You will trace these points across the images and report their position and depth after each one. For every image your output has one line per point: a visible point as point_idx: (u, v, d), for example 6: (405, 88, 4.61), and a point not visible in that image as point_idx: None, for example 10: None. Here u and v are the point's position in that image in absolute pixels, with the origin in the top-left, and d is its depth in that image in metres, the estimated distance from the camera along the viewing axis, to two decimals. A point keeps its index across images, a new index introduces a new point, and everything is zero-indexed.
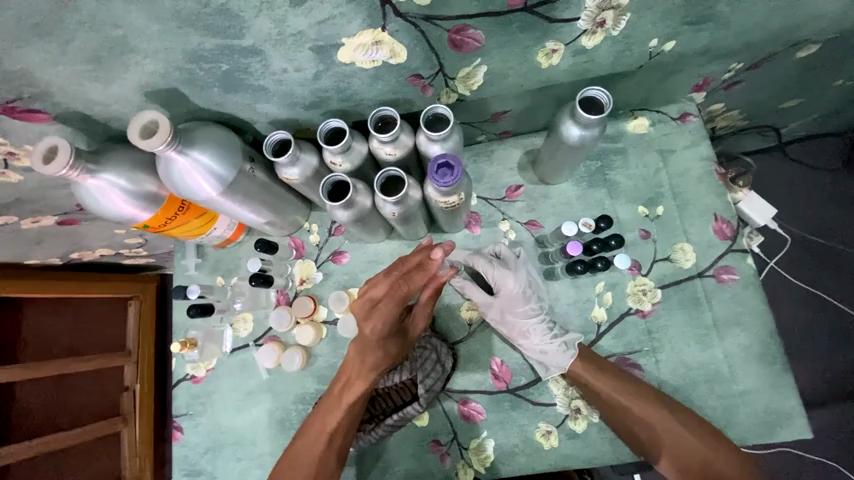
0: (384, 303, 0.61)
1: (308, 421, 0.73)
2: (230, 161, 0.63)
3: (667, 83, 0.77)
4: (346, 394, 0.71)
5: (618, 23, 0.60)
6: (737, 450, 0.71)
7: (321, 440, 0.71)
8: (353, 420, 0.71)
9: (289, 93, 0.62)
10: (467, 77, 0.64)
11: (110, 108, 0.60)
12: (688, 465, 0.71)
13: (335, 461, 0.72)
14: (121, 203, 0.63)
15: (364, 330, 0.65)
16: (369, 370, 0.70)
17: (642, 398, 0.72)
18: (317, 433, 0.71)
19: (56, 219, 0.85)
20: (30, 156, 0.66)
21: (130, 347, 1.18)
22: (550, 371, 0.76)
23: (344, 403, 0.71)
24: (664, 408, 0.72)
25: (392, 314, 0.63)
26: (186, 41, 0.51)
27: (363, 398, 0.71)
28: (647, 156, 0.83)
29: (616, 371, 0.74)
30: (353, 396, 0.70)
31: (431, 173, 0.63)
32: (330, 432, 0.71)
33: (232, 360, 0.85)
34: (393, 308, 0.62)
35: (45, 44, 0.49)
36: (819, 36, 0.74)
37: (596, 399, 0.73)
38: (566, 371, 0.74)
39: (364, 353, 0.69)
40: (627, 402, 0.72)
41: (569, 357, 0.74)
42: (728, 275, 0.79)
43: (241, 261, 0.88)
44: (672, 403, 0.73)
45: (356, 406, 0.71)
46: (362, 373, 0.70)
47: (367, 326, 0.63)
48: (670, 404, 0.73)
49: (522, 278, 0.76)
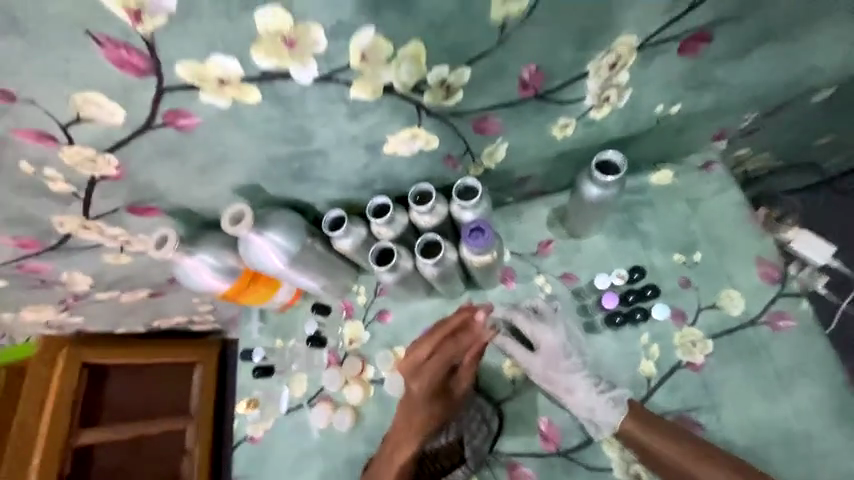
0: (433, 362, 0.68)
1: None
2: (295, 238, 0.75)
3: (682, 139, 0.82)
4: (396, 459, 0.71)
5: (621, 97, 0.69)
6: None
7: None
8: None
9: (343, 180, 0.74)
10: (490, 154, 0.74)
11: (206, 203, 0.75)
12: None
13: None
14: (209, 277, 0.76)
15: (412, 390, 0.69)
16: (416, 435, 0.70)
17: (706, 461, 0.66)
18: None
19: (149, 291, 1.04)
20: (140, 243, 0.83)
21: (193, 411, 1.28)
22: (601, 431, 0.73)
23: (395, 467, 0.71)
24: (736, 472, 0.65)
25: (438, 373, 0.68)
26: (269, 149, 0.65)
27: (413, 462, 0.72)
28: (675, 206, 0.85)
29: (673, 430, 0.69)
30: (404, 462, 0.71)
31: (465, 236, 0.72)
32: None
33: (288, 420, 0.90)
34: (439, 367, 0.68)
35: (170, 162, 0.65)
36: (829, 83, 0.77)
37: (654, 462, 0.69)
38: (619, 432, 0.71)
39: (411, 416, 0.71)
40: (688, 465, 0.67)
41: (620, 418, 0.71)
42: (784, 322, 0.75)
43: (297, 323, 0.96)
44: (748, 469, 0.66)
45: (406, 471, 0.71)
46: (410, 439, 0.71)
47: (415, 384, 0.68)
48: (748, 471, 0.65)
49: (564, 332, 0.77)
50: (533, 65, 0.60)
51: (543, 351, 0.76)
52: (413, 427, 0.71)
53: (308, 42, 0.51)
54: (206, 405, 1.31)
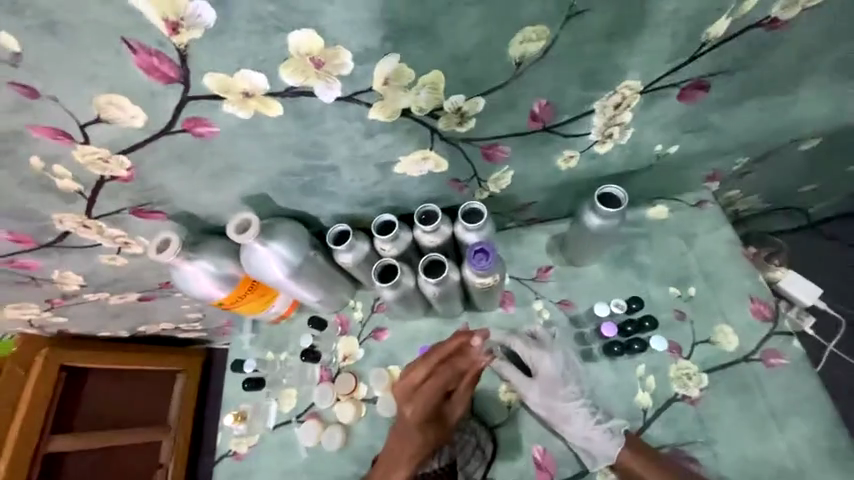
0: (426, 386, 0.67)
1: None
2: (299, 249, 0.75)
3: (679, 176, 0.85)
4: None
5: (624, 134, 0.71)
6: None
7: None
8: None
9: (351, 195, 0.75)
10: (497, 179, 0.76)
11: (212, 209, 0.74)
12: None
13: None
14: (207, 284, 0.75)
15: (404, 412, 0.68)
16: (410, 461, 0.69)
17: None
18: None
19: (139, 295, 1.03)
20: (138, 245, 0.83)
21: (171, 422, 1.29)
22: (596, 459, 0.73)
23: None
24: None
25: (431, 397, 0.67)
26: (281, 161, 0.66)
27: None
28: (671, 240, 0.88)
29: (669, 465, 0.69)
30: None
31: (468, 257, 0.72)
32: None
33: (274, 436, 0.87)
34: (434, 392, 0.67)
35: (181, 167, 0.65)
36: (816, 134, 0.82)
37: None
38: (616, 464, 0.71)
39: (405, 441, 0.70)
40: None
41: (617, 449, 0.71)
42: (777, 360, 0.76)
43: (290, 336, 0.95)
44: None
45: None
46: (401, 463, 0.70)
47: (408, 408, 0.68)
48: None
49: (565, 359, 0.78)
50: (543, 99, 0.63)
51: (541, 377, 0.76)
52: (405, 453, 0.70)
53: (336, 63, 0.53)
54: (184, 418, 1.32)
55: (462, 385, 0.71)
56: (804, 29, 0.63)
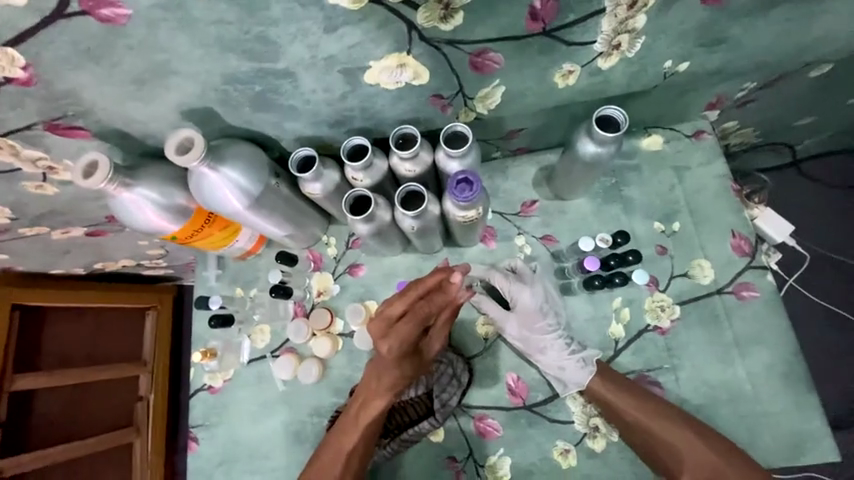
0: (404, 323, 0.63)
1: (323, 443, 0.73)
2: (256, 176, 0.65)
3: (680, 102, 0.78)
4: (364, 415, 0.70)
5: (633, 46, 0.62)
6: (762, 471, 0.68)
7: (339, 460, 0.71)
8: (370, 442, 0.71)
9: (315, 112, 0.64)
10: (486, 97, 0.66)
11: (147, 125, 0.62)
12: None
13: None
14: (150, 214, 0.66)
15: (379, 349, 0.64)
16: (387, 394, 0.70)
17: (662, 417, 0.71)
18: (333, 456, 0.71)
19: (85, 230, 0.92)
20: (68, 171, 0.70)
21: (146, 359, 1.26)
22: (568, 386, 0.75)
23: (361, 423, 0.70)
24: (687, 428, 0.70)
25: (408, 334, 0.63)
26: (224, 63, 0.53)
27: (379, 420, 0.71)
28: (662, 173, 0.83)
29: (634, 387, 0.73)
30: (369, 420, 0.70)
31: (450, 188, 0.65)
32: (347, 454, 0.71)
33: (248, 371, 0.86)
34: (412, 328, 0.63)
35: (95, 67, 0.52)
36: (831, 57, 0.75)
37: (619, 420, 0.72)
38: (586, 390, 0.74)
39: (381, 375, 0.69)
40: (647, 419, 0.71)
41: (588, 374, 0.73)
42: (748, 293, 0.78)
43: (260, 272, 0.89)
44: (696, 424, 0.71)
45: (372, 427, 0.71)
46: (378, 394, 0.70)
47: (384, 345, 0.63)
48: (694, 424, 0.71)
49: (543, 294, 0.77)
50: None
51: (518, 311, 0.76)
52: (381, 386, 0.69)
53: None
54: (161, 354, 1.29)
55: (440, 319, 0.68)
56: None
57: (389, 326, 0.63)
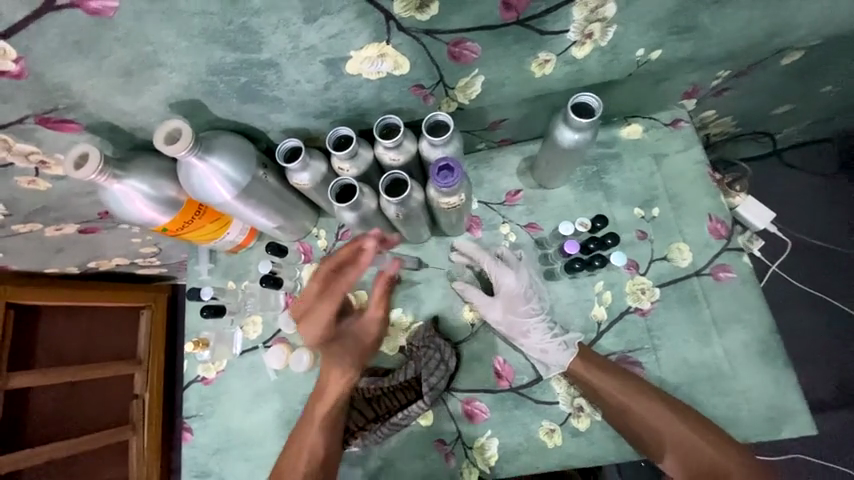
0: (319, 303, 0.75)
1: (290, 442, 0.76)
2: (244, 167, 0.67)
3: (657, 90, 0.81)
4: (320, 406, 0.75)
5: (605, 34, 0.64)
6: (738, 445, 0.72)
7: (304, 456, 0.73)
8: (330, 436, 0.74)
9: (300, 103, 0.66)
10: (466, 86, 0.68)
11: (137, 118, 0.64)
12: (691, 462, 0.72)
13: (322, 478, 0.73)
14: (144, 207, 0.67)
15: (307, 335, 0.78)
16: (337, 385, 0.75)
17: (642, 397, 0.73)
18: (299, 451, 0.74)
19: (78, 226, 0.93)
20: (60, 165, 0.72)
21: (141, 356, 1.29)
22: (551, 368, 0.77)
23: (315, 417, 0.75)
24: (667, 408, 0.73)
25: (328, 314, 0.76)
26: (210, 55, 0.55)
27: (337, 414, 0.76)
28: (641, 161, 0.86)
29: (614, 368, 0.76)
30: (325, 413, 0.75)
31: (432, 175, 0.67)
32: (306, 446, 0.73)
33: (241, 361, 0.88)
34: (329, 299, 0.75)
35: (83, 59, 0.53)
36: (800, 44, 0.78)
37: (599, 399, 0.74)
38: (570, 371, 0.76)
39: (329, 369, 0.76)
40: (627, 396, 0.73)
41: (568, 354, 0.76)
42: (725, 274, 0.80)
43: (252, 265, 0.91)
44: (676, 404, 0.73)
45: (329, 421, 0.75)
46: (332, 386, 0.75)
47: (308, 329, 0.77)
48: (674, 403, 0.73)
49: (526, 279, 0.80)
50: None
51: (502, 293, 0.80)
52: (330, 379, 0.75)
53: None
54: (156, 352, 1.32)
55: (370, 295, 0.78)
56: None
57: (303, 313, 0.77)
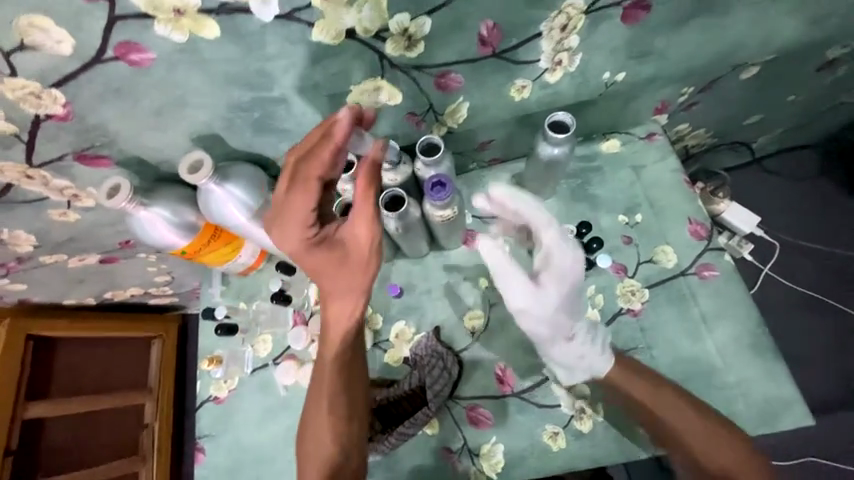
0: (293, 199, 0.61)
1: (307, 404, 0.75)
2: (257, 192, 0.74)
3: (629, 107, 0.89)
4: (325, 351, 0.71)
5: (573, 61, 0.72)
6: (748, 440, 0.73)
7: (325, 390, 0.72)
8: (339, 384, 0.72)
9: (307, 133, 0.74)
10: (453, 112, 0.77)
11: (162, 152, 0.72)
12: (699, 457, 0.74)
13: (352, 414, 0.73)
14: (166, 231, 0.74)
15: (287, 243, 0.65)
16: (341, 319, 0.67)
17: (651, 395, 0.74)
18: (317, 391, 0.73)
19: (99, 256, 1.00)
20: (91, 197, 0.79)
21: (152, 385, 1.33)
22: (577, 374, 0.78)
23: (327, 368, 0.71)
24: (677, 407, 0.73)
25: (303, 207, 0.61)
26: (228, 95, 0.63)
27: (349, 348, 0.72)
28: (621, 172, 0.93)
29: (634, 364, 0.77)
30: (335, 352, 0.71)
31: (427, 191, 0.74)
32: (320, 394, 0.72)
33: (252, 379, 0.91)
34: (301, 194, 0.61)
35: (120, 103, 0.61)
36: (754, 61, 0.86)
37: (610, 388, 0.77)
38: (599, 375, 0.77)
39: (328, 299, 0.67)
40: (638, 392, 0.75)
41: (605, 367, 0.76)
42: (709, 272, 0.85)
43: (262, 286, 0.96)
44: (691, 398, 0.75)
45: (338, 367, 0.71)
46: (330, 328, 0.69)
47: (285, 232, 0.64)
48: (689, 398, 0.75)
49: (582, 274, 0.75)
50: (490, 21, 0.62)
51: (557, 283, 0.73)
52: (334, 314, 0.68)
53: None
54: (165, 381, 1.36)
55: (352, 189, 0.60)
56: None
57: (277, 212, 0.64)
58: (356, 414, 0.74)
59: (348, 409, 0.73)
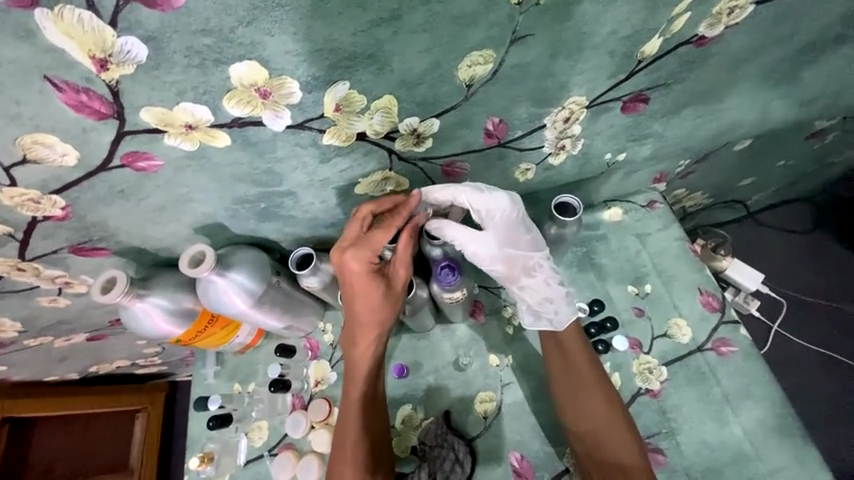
0: (366, 240, 0.65)
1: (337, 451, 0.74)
2: (260, 277, 0.72)
3: (629, 180, 0.90)
4: (354, 389, 0.74)
5: (575, 145, 0.74)
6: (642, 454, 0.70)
7: (354, 428, 0.73)
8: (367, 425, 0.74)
9: (313, 218, 0.73)
10: None
11: (163, 241, 0.70)
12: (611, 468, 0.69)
13: (375, 457, 0.74)
14: (162, 321, 0.71)
15: (353, 269, 0.65)
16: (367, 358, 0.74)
17: (592, 378, 0.74)
18: (346, 428, 0.73)
19: (87, 335, 0.94)
20: (83, 284, 0.76)
21: (133, 465, 1.21)
22: (542, 322, 0.74)
23: (354, 408, 0.74)
24: (605, 393, 0.73)
25: (376, 247, 0.65)
26: (235, 190, 0.63)
27: (373, 386, 0.76)
28: (626, 241, 0.92)
29: (590, 351, 0.76)
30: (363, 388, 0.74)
31: (436, 274, 0.74)
32: (350, 438, 0.73)
33: (245, 473, 0.83)
34: (372, 240, 0.65)
35: (124, 201, 0.60)
36: (747, 136, 0.88)
37: (556, 344, 0.76)
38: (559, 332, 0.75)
39: (362, 334, 0.72)
40: (581, 370, 0.74)
41: (571, 319, 0.74)
42: (727, 348, 0.82)
43: (258, 366, 0.91)
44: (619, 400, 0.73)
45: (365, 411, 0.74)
46: (361, 364, 0.74)
47: (352, 260, 0.65)
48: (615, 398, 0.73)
49: (531, 244, 0.73)
50: (496, 118, 0.63)
51: (499, 225, 0.70)
52: (365, 353, 0.73)
53: (283, 93, 0.50)
54: (149, 459, 1.25)
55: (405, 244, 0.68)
56: (736, 44, 0.65)
57: (349, 241, 0.65)
58: (382, 457, 0.74)
59: (375, 455, 0.73)
